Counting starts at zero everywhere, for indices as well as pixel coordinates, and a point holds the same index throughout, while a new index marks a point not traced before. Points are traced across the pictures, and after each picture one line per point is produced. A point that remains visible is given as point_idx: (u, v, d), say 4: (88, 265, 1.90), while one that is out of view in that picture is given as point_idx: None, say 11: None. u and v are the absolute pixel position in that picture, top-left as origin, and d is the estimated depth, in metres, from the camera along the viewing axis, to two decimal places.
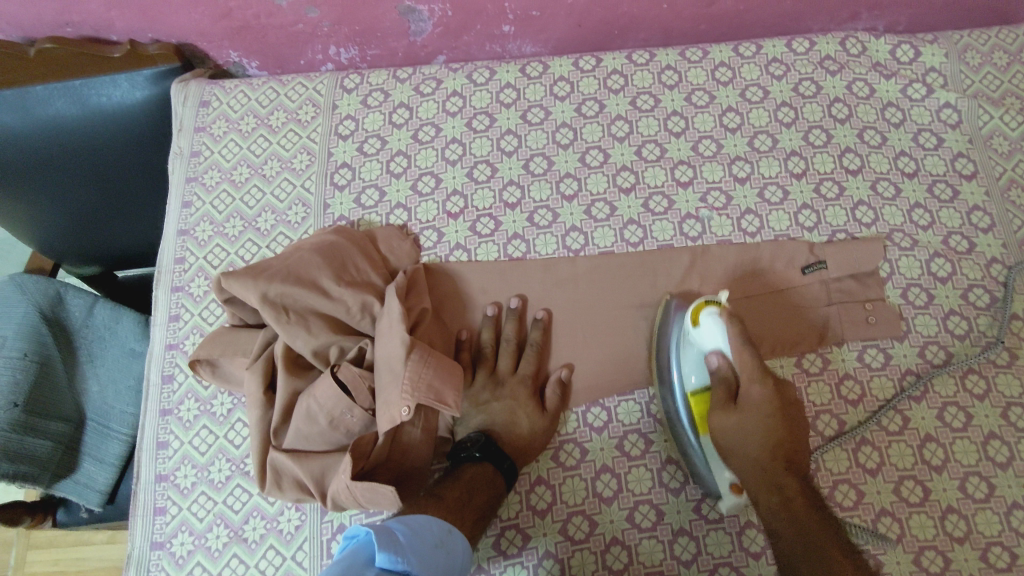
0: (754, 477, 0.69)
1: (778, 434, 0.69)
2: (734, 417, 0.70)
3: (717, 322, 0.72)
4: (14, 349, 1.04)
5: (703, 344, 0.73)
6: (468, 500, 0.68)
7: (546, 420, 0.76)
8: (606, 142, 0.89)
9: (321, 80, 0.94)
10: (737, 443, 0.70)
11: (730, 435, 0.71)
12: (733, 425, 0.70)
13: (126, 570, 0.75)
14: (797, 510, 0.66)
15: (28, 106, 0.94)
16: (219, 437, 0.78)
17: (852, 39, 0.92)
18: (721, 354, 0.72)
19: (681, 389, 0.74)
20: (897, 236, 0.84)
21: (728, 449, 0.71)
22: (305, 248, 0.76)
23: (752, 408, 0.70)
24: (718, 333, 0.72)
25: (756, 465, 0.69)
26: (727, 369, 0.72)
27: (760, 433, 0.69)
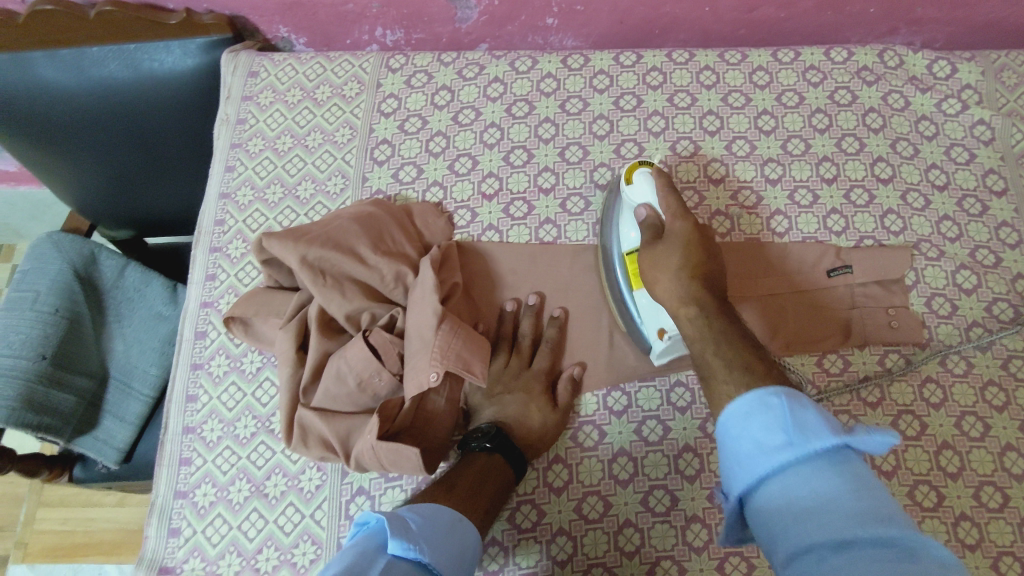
0: (678, 296, 0.70)
1: (699, 261, 0.71)
2: (659, 248, 0.73)
3: (648, 178, 0.78)
4: (46, 305, 1.07)
5: (633, 201, 0.78)
6: (481, 488, 0.69)
7: (556, 417, 0.77)
8: (641, 136, 0.91)
9: (367, 59, 0.96)
10: (662, 270, 0.72)
11: (656, 263, 0.73)
12: (660, 252, 0.73)
13: (149, 517, 0.77)
14: (716, 325, 0.65)
15: (82, 66, 0.97)
16: (246, 394, 0.80)
17: (890, 53, 0.93)
18: (649, 206, 0.76)
19: (622, 250, 0.79)
20: (924, 246, 0.84)
21: (655, 274, 0.72)
22: (344, 216, 0.78)
23: (675, 237, 0.73)
24: (648, 188, 0.77)
25: (679, 282, 0.70)
26: (653, 216, 0.76)
27: (681, 258, 0.72)
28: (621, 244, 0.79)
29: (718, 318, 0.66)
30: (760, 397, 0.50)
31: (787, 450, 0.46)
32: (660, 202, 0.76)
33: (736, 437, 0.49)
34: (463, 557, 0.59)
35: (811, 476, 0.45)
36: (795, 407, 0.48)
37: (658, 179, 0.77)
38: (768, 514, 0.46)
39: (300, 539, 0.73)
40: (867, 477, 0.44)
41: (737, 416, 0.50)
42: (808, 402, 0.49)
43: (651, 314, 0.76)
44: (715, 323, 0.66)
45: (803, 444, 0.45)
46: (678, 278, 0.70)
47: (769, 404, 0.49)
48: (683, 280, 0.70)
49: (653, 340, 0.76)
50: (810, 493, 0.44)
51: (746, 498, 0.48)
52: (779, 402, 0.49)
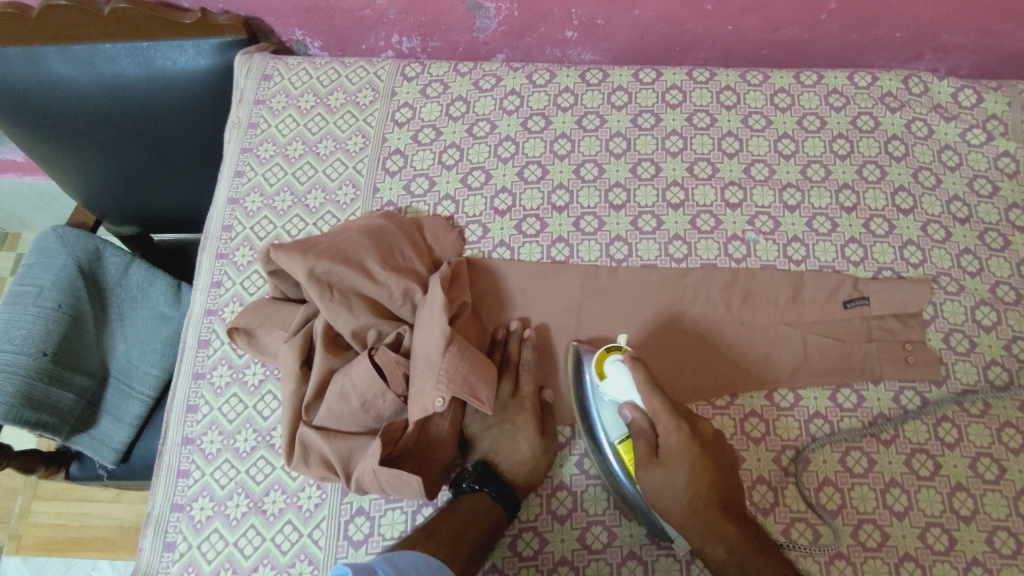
0: (691, 512, 0.67)
1: (706, 476, 0.67)
2: (658, 472, 0.68)
3: (621, 368, 0.71)
4: (48, 300, 1.06)
5: (613, 396, 0.72)
6: (463, 533, 0.67)
7: (543, 445, 0.76)
8: (659, 156, 0.89)
9: (383, 66, 0.95)
10: (670, 496, 0.68)
11: (663, 486, 0.68)
12: (661, 478, 0.68)
13: (144, 528, 0.76)
14: (740, 553, 0.64)
15: (95, 63, 0.95)
16: (248, 407, 0.78)
17: (915, 79, 0.91)
18: (633, 404, 0.71)
19: (609, 440, 0.73)
20: (944, 280, 0.83)
21: (661, 497, 0.68)
22: (352, 230, 0.77)
23: (673, 456, 0.68)
24: (625, 382, 0.71)
25: (693, 509, 0.67)
26: (641, 420, 0.71)
27: (688, 477, 0.67)
28: (608, 436, 0.73)
29: (746, 546, 0.64)
30: None
31: None
32: (642, 400, 0.70)
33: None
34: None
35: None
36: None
37: (634, 371, 0.70)
38: None
39: (297, 558, 0.71)
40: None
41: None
42: None
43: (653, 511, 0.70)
44: (744, 554, 0.63)
45: None
46: (687, 505, 0.67)
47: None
48: (692, 504, 0.67)
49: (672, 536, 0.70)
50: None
51: None
52: None
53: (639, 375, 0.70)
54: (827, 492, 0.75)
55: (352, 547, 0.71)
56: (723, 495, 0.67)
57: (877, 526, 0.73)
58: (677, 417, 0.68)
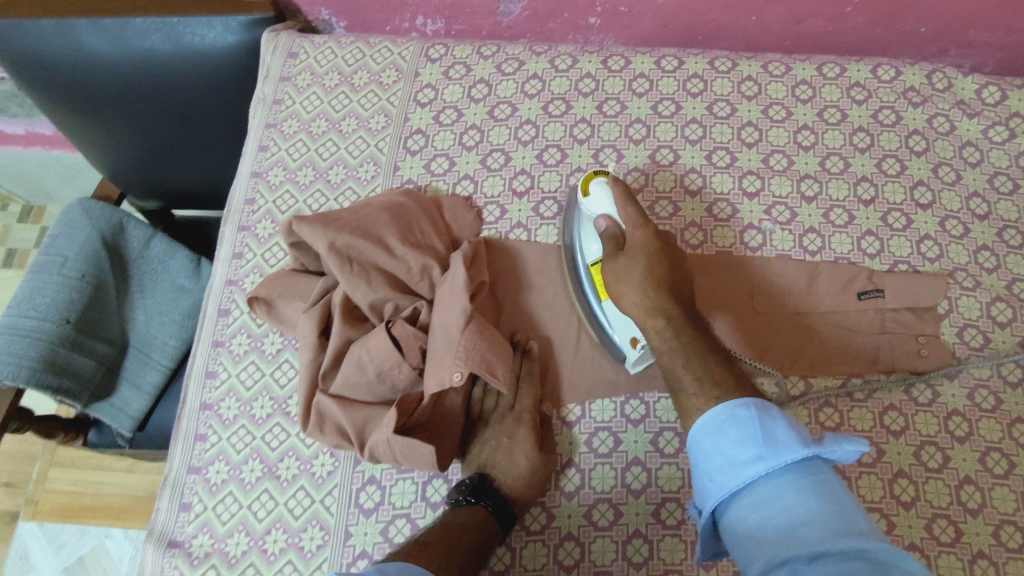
0: (646, 305, 0.70)
1: (662, 275, 0.71)
2: (622, 261, 0.73)
3: (604, 188, 0.76)
4: (72, 270, 1.08)
5: (593, 212, 0.77)
6: (456, 543, 0.66)
7: (542, 458, 0.75)
8: (678, 143, 0.89)
9: (407, 47, 0.96)
10: (627, 283, 0.72)
11: (623, 277, 0.72)
12: (624, 270, 0.73)
13: (161, 490, 0.78)
14: (683, 335, 0.66)
15: (125, 37, 0.96)
16: (265, 375, 0.80)
17: (939, 75, 0.91)
18: (608, 216, 0.75)
19: (585, 262, 0.79)
20: (960, 275, 0.82)
21: (622, 289, 0.72)
22: (374, 204, 0.78)
23: (636, 248, 0.73)
24: (605, 199, 0.76)
25: (645, 297, 0.70)
26: (614, 229, 0.75)
27: (644, 270, 0.71)
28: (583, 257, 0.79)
29: (687, 333, 0.66)
30: (731, 414, 0.55)
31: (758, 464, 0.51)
32: (619, 211, 0.75)
33: (710, 444, 0.55)
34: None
35: (782, 485, 0.50)
36: (764, 421, 0.54)
37: (614, 185, 0.76)
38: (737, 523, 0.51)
39: (308, 523, 0.73)
40: (832, 484, 0.49)
41: (710, 427, 0.56)
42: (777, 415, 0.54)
43: (621, 323, 0.76)
44: (681, 335, 0.66)
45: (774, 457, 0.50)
46: (642, 295, 0.70)
47: (738, 415, 0.55)
48: (648, 294, 0.70)
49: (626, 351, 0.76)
50: (779, 494, 0.50)
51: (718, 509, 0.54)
52: (748, 415, 0.54)
53: (616, 189, 0.75)
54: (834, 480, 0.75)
55: (363, 515, 0.72)
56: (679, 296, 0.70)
57: (883, 515, 0.74)
58: (645, 222, 0.74)
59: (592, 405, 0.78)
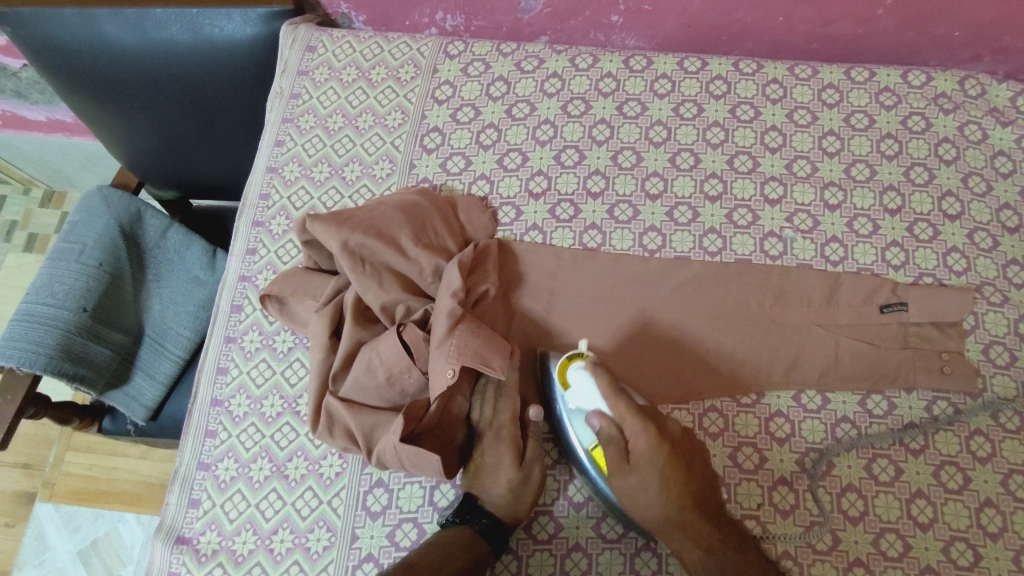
0: (667, 519, 0.69)
1: (681, 482, 0.70)
2: (632, 476, 0.70)
3: (586, 376, 0.72)
4: (90, 259, 1.08)
5: (582, 407, 0.73)
6: (440, 568, 0.65)
7: (522, 474, 0.72)
8: (699, 147, 0.87)
9: (425, 43, 0.95)
10: (645, 501, 0.70)
11: (636, 495, 0.70)
12: (636, 481, 0.70)
13: (171, 484, 0.78)
14: (722, 552, 0.68)
15: (146, 28, 0.96)
16: (276, 373, 0.80)
17: (972, 80, 0.88)
18: (600, 413, 0.72)
19: (583, 447, 0.73)
20: (987, 290, 0.80)
21: (635, 504, 0.70)
22: (388, 205, 0.77)
23: (642, 461, 0.70)
24: (589, 391, 0.72)
25: (672, 521, 0.69)
26: (610, 430, 0.72)
27: (660, 482, 0.70)
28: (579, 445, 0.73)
29: (733, 553, 0.68)
30: None
31: None
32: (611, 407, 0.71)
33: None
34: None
35: None
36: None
37: (598, 376, 0.71)
38: None
39: (315, 524, 0.73)
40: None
41: None
42: None
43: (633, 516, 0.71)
44: (730, 560, 0.67)
45: None
46: (665, 512, 0.70)
47: None
48: (671, 512, 0.69)
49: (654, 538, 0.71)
50: None
51: None
52: None
53: (604, 382, 0.71)
54: (850, 498, 0.73)
55: (369, 518, 0.72)
56: (701, 499, 0.70)
57: (900, 536, 0.72)
58: (645, 421, 0.70)
59: None
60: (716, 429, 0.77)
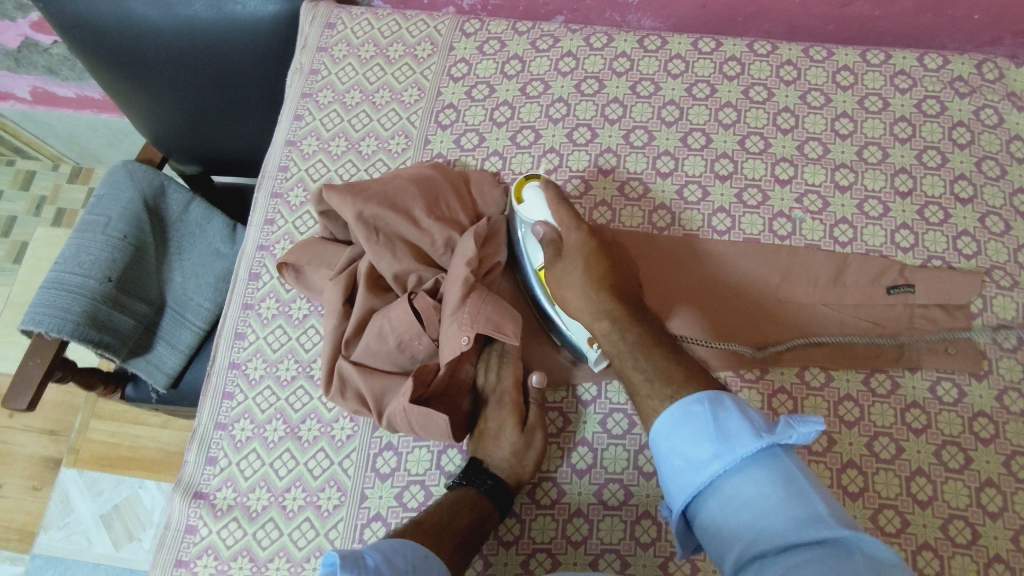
0: (591, 305, 0.69)
1: (602, 273, 0.71)
2: (560, 265, 0.73)
3: (537, 192, 0.76)
4: (115, 230, 1.12)
5: (529, 218, 0.77)
6: (447, 525, 0.68)
7: (524, 438, 0.74)
8: (710, 127, 0.88)
9: (443, 21, 0.97)
10: (570, 286, 0.72)
11: (564, 281, 0.72)
12: (563, 272, 0.73)
13: (190, 443, 0.81)
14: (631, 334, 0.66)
15: (171, 4, 0.99)
16: (291, 338, 0.82)
17: (990, 65, 0.88)
18: (545, 221, 0.75)
19: (532, 267, 0.79)
20: (997, 274, 0.80)
21: (566, 293, 0.72)
22: (403, 176, 0.80)
23: (574, 251, 0.73)
24: (541, 204, 0.76)
25: (584, 298, 0.70)
26: (550, 234, 0.74)
27: (583, 270, 0.71)
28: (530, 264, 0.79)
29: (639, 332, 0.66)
30: (686, 408, 0.57)
31: (717, 460, 0.53)
32: (553, 215, 0.75)
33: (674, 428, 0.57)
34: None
35: (748, 476, 0.52)
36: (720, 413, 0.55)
37: (546, 189, 0.76)
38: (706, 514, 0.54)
39: (326, 483, 0.75)
40: (793, 468, 0.52)
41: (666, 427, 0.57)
42: (729, 404, 0.56)
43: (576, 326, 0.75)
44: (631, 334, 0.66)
45: (730, 451, 0.53)
46: (585, 296, 0.70)
47: (692, 412, 0.56)
48: (590, 295, 0.70)
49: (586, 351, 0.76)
50: (743, 484, 0.52)
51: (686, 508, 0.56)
52: (701, 410, 0.56)
53: (549, 195, 0.75)
54: (850, 474, 0.74)
55: (379, 479, 0.74)
56: (625, 296, 0.70)
57: (898, 512, 0.73)
58: (579, 220, 0.74)
59: (608, 386, 0.78)
60: None
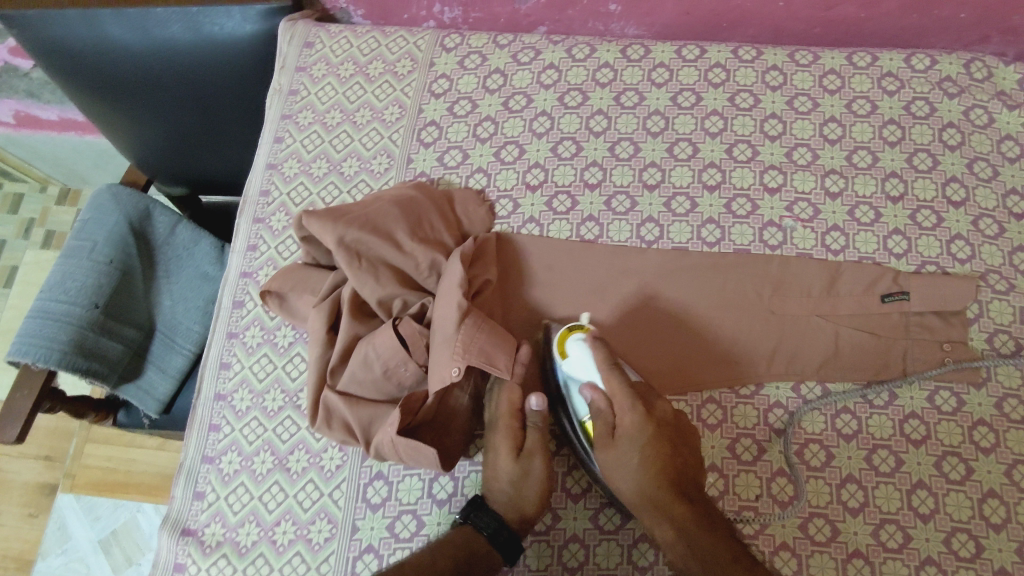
0: (641, 497, 0.69)
1: (660, 458, 0.69)
2: (614, 450, 0.71)
3: (585, 348, 0.73)
4: (101, 255, 1.10)
5: (575, 376, 0.74)
6: (432, 563, 0.67)
7: (519, 467, 0.71)
8: (697, 136, 0.87)
9: (422, 37, 0.95)
10: (622, 476, 0.70)
11: (613, 467, 0.70)
12: (619, 455, 0.70)
13: (176, 477, 0.80)
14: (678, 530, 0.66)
15: (148, 27, 0.96)
16: (277, 367, 0.81)
17: (978, 64, 0.86)
18: (593, 384, 0.72)
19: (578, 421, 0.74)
20: (993, 278, 0.79)
21: (611, 478, 0.70)
22: (385, 199, 0.78)
23: (626, 435, 0.71)
24: (587, 362, 0.73)
25: (638, 484, 0.69)
26: (601, 402, 0.72)
27: (641, 460, 0.70)
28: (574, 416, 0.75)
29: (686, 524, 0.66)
30: None
31: None
32: (603, 381, 0.72)
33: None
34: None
35: None
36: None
37: (595, 348, 0.72)
38: None
39: (316, 516, 0.74)
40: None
41: None
42: None
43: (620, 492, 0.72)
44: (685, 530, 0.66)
45: None
46: (638, 484, 0.69)
47: None
48: (647, 488, 0.69)
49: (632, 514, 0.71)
50: None
51: None
52: None
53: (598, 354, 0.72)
54: (850, 489, 0.73)
55: (370, 510, 0.73)
56: (681, 484, 0.69)
57: (900, 526, 0.71)
58: (632, 396, 0.71)
59: None
60: (716, 420, 0.77)
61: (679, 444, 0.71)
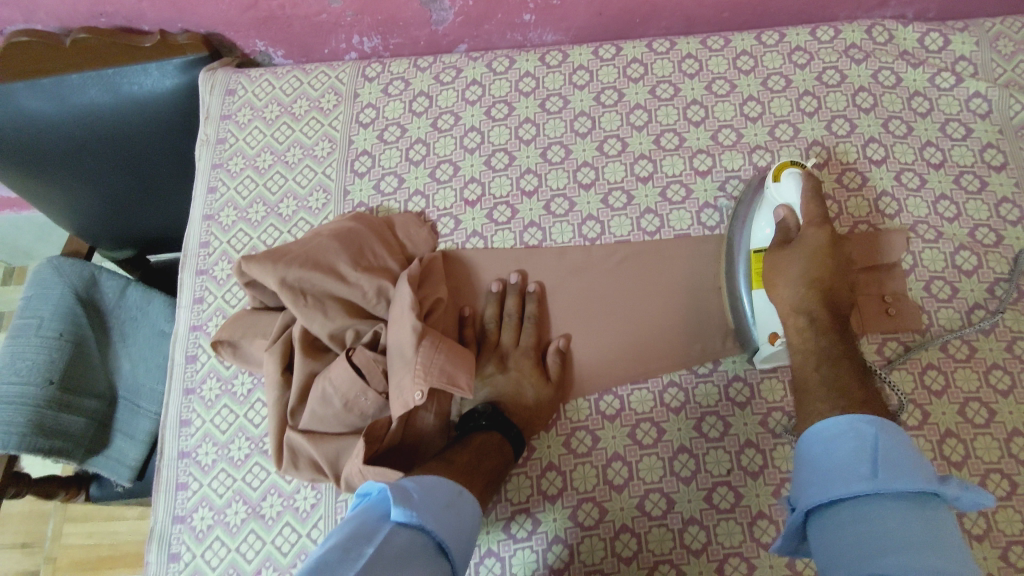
0: (798, 309, 0.70)
1: (825, 274, 0.70)
2: (786, 253, 0.73)
3: (797, 177, 0.74)
4: (50, 329, 1.08)
5: (774, 199, 0.76)
6: (477, 465, 0.69)
7: (552, 388, 0.78)
8: (624, 131, 0.89)
9: (344, 70, 0.96)
10: (781, 277, 0.72)
11: (779, 270, 0.72)
12: (783, 264, 0.72)
13: (149, 543, 0.78)
14: (823, 336, 0.68)
15: (63, 95, 0.96)
16: (239, 416, 0.80)
17: (879, 28, 0.90)
18: (789, 207, 0.74)
19: (747, 245, 0.78)
20: (921, 228, 0.82)
21: (773, 279, 0.72)
22: (324, 233, 0.78)
23: (804, 246, 0.72)
24: (794, 189, 0.74)
25: (796, 294, 0.70)
26: (790, 219, 0.74)
27: (805, 270, 0.71)
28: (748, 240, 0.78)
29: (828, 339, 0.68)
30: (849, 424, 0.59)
31: (867, 481, 0.54)
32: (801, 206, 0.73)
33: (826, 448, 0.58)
34: (460, 534, 0.59)
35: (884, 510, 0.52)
36: (886, 436, 0.57)
37: (806, 180, 0.74)
38: (832, 528, 0.54)
39: (297, 558, 0.73)
40: (945, 520, 0.52)
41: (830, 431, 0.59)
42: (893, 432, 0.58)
43: (765, 316, 0.74)
44: (823, 336, 0.68)
45: (887, 478, 0.53)
46: (798, 295, 0.71)
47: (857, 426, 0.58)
48: (801, 299, 0.70)
49: (759, 343, 0.75)
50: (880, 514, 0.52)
51: (815, 507, 0.57)
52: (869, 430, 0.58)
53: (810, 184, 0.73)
54: None
55: None
56: (832, 307, 0.70)
57: None
58: (822, 222, 0.72)
59: (567, 408, 0.79)
60: (678, 403, 0.77)
61: (839, 277, 0.71)
